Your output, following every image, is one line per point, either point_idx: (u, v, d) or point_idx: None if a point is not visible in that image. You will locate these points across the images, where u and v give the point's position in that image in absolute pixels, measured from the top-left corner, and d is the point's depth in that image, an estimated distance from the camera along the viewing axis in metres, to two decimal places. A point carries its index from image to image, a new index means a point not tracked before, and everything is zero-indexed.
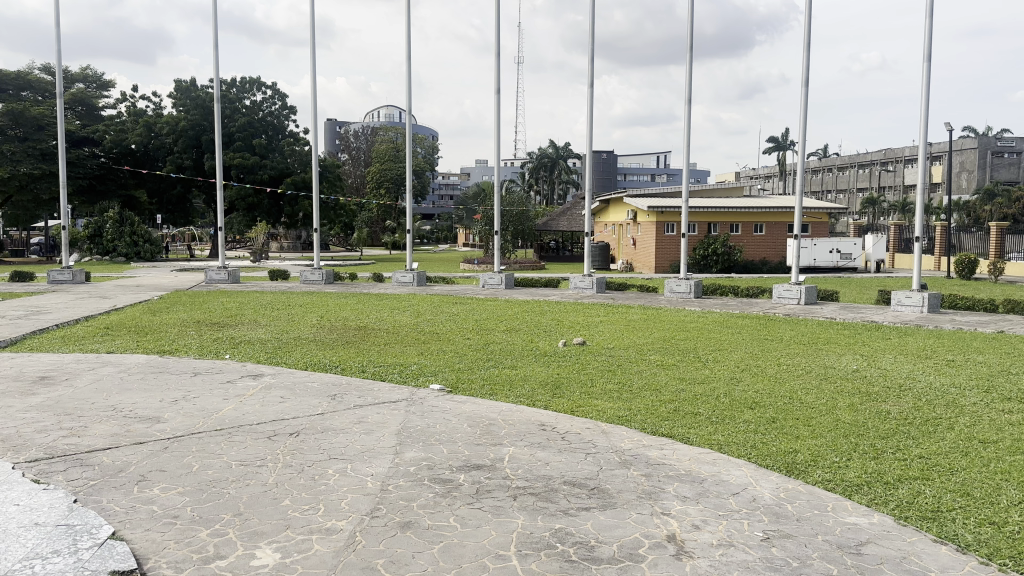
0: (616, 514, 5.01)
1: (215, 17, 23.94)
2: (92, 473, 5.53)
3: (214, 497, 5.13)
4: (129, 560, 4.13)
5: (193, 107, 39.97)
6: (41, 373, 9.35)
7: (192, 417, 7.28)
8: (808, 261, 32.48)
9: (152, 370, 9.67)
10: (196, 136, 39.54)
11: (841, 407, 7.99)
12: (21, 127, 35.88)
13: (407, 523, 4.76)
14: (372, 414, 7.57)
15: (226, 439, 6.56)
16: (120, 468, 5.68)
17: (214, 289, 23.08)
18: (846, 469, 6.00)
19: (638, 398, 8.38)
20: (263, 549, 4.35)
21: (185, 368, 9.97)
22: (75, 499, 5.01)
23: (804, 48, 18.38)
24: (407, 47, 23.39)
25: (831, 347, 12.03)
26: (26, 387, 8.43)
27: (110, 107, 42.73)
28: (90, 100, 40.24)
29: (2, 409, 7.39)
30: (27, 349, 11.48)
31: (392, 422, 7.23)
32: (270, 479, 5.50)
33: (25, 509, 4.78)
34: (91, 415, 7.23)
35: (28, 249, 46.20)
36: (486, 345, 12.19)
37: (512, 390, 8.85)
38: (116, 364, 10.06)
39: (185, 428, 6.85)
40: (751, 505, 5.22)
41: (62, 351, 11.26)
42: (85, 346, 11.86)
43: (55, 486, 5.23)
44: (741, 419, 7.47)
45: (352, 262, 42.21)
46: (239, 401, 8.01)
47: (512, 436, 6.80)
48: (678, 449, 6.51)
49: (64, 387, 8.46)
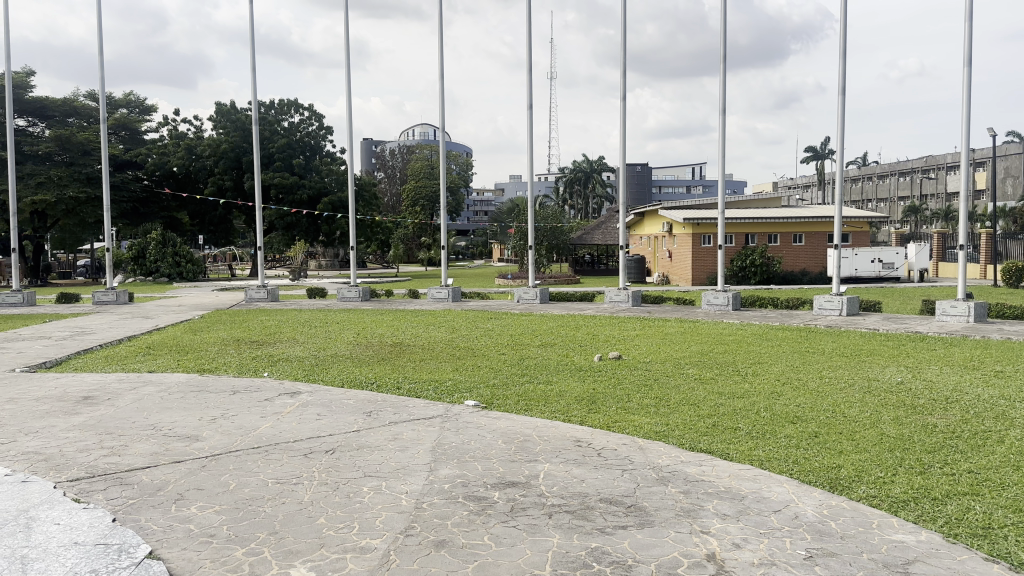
0: (654, 532, 4.92)
1: (253, 43, 24.46)
2: (132, 492, 5.59)
3: (249, 515, 5.15)
4: None
5: (234, 130, 40.73)
6: (85, 392, 9.54)
7: (230, 435, 7.36)
8: (849, 272, 31.90)
9: (192, 389, 9.80)
10: (236, 158, 40.12)
11: (886, 420, 7.77)
12: (68, 152, 36.91)
13: (442, 542, 4.73)
14: (407, 430, 7.57)
15: (262, 457, 6.61)
16: (159, 486, 5.75)
17: (254, 308, 23.39)
18: (892, 484, 5.83)
19: (675, 413, 8.26)
20: (298, 568, 4.35)
21: (225, 386, 10.08)
22: (114, 518, 5.07)
23: (840, 56, 18.15)
24: (440, 67, 23.67)
25: (875, 359, 11.74)
26: (71, 407, 8.59)
27: (152, 130, 43.75)
28: (134, 125, 41.29)
29: (47, 429, 7.55)
30: (73, 369, 11.73)
31: (427, 439, 7.23)
32: (305, 498, 5.52)
33: (66, 528, 4.85)
34: (132, 434, 7.35)
35: (75, 272, 47.43)
36: (521, 361, 12.12)
37: (547, 405, 8.78)
38: (158, 383, 10.22)
39: (224, 447, 6.92)
40: (792, 522, 5.09)
41: (106, 371, 11.47)
42: (128, 365, 12.10)
43: (95, 504, 5.31)
44: (782, 434, 7.30)
45: (389, 278, 42.63)
46: (276, 419, 8.08)
47: (547, 453, 6.74)
48: (717, 465, 6.38)
49: (106, 407, 8.61)
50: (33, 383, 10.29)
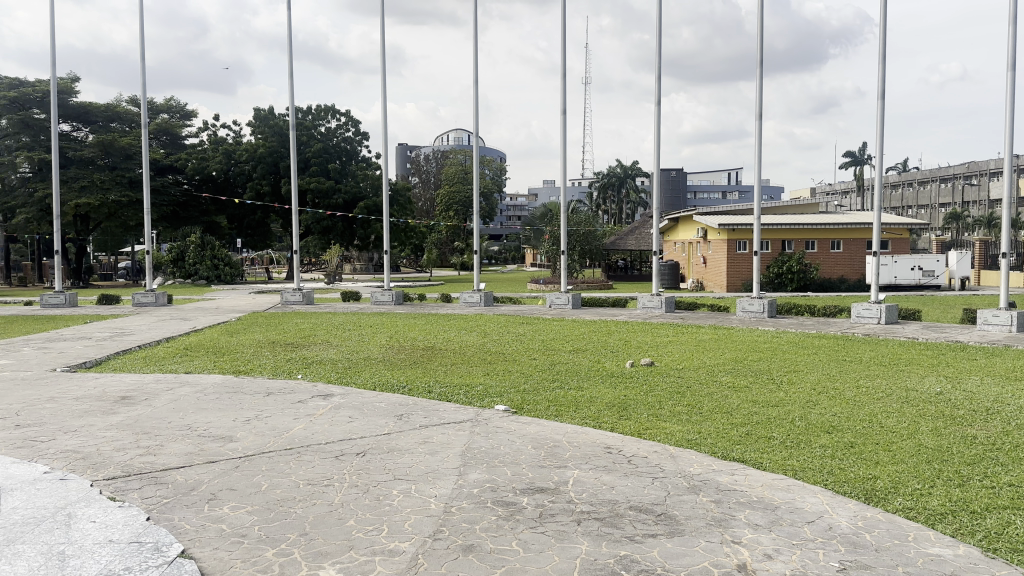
0: (684, 541, 4.87)
1: (291, 50, 24.82)
2: (166, 491, 5.69)
3: (281, 516, 5.21)
4: None
5: (271, 135, 41.29)
6: (123, 392, 9.74)
7: (263, 436, 7.45)
8: (888, 279, 31.25)
9: (227, 390, 9.95)
10: (274, 163, 40.67)
11: (924, 431, 7.60)
12: (110, 157, 37.85)
13: (470, 546, 4.73)
14: (437, 434, 7.59)
15: (295, 458, 6.69)
16: (193, 486, 5.84)
17: (289, 311, 23.67)
18: (929, 496, 5.70)
19: (708, 421, 8.16)
20: (327, 569, 4.38)
21: (259, 387, 10.22)
22: (148, 517, 5.16)
23: (880, 60, 17.85)
24: (475, 72, 23.81)
25: (913, 368, 11.50)
26: (109, 407, 8.78)
27: (193, 135, 44.63)
28: (174, 130, 42.11)
29: (86, 428, 7.72)
30: (112, 370, 11.98)
31: (457, 443, 7.25)
32: (336, 499, 5.56)
33: (101, 526, 4.95)
34: (167, 434, 7.48)
35: (116, 274, 48.48)
36: (552, 366, 12.09)
37: (577, 411, 8.75)
38: (193, 384, 10.40)
39: (257, 447, 7.01)
40: (826, 534, 5.00)
41: (144, 371, 11.69)
42: (165, 366, 12.32)
43: (130, 503, 5.41)
44: (817, 444, 7.18)
45: (422, 283, 42.74)
46: (309, 421, 8.16)
47: (576, 459, 6.71)
48: (750, 474, 6.30)
49: (143, 407, 8.78)
50: (74, 382, 10.54)
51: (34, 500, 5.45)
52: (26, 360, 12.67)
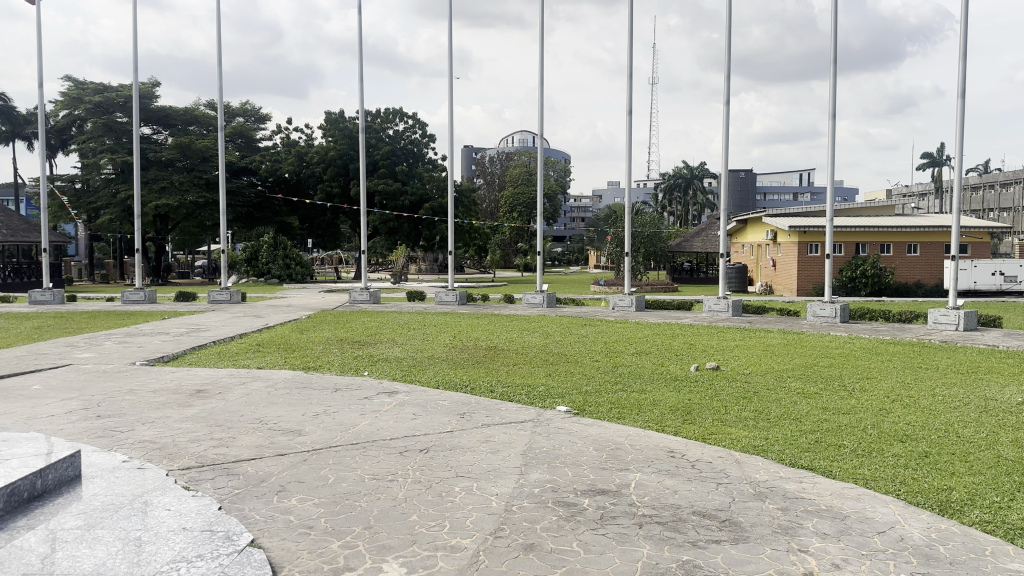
0: (748, 548, 4.79)
1: (361, 55, 25.31)
2: (237, 482, 5.89)
3: (347, 509, 5.33)
4: (265, 568, 4.35)
5: (341, 137, 42.16)
6: (199, 385, 10.11)
7: (331, 431, 7.63)
8: (968, 284, 29.99)
9: (296, 386, 10.23)
10: (343, 165, 41.48)
11: (1005, 442, 7.27)
12: (189, 159, 39.29)
13: (530, 546, 4.75)
14: (499, 433, 7.64)
15: (360, 453, 6.83)
16: (262, 478, 6.02)
17: (356, 310, 24.15)
18: (1009, 510, 5.45)
19: (774, 428, 7.98)
20: (390, 563, 4.46)
21: (327, 383, 10.47)
22: (220, 506, 5.35)
23: (961, 57, 17.17)
24: (540, 74, 23.85)
25: (994, 377, 11.01)
26: (185, 399, 9.13)
27: (267, 138, 45.94)
28: (249, 133, 43.45)
29: (163, 419, 8.05)
30: (189, 364, 12.45)
31: (519, 442, 7.28)
32: (400, 494, 5.66)
33: (175, 514, 5.15)
34: (240, 426, 7.74)
35: (193, 272, 50.32)
36: (615, 369, 12.01)
37: (640, 414, 8.68)
38: (265, 379, 10.73)
39: (325, 442, 7.19)
40: (897, 545, 4.84)
41: (218, 366, 12.12)
42: (239, 361, 12.74)
43: (203, 493, 5.62)
44: (889, 453, 6.95)
45: (486, 283, 43.06)
46: (374, 417, 8.32)
47: (639, 462, 6.66)
48: (818, 482, 6.14)
49: (217, 400, 9.10)
50: (153, 375, 11.00)
51: (114, 487, 5.71)
52: (109, 354, 13.27)
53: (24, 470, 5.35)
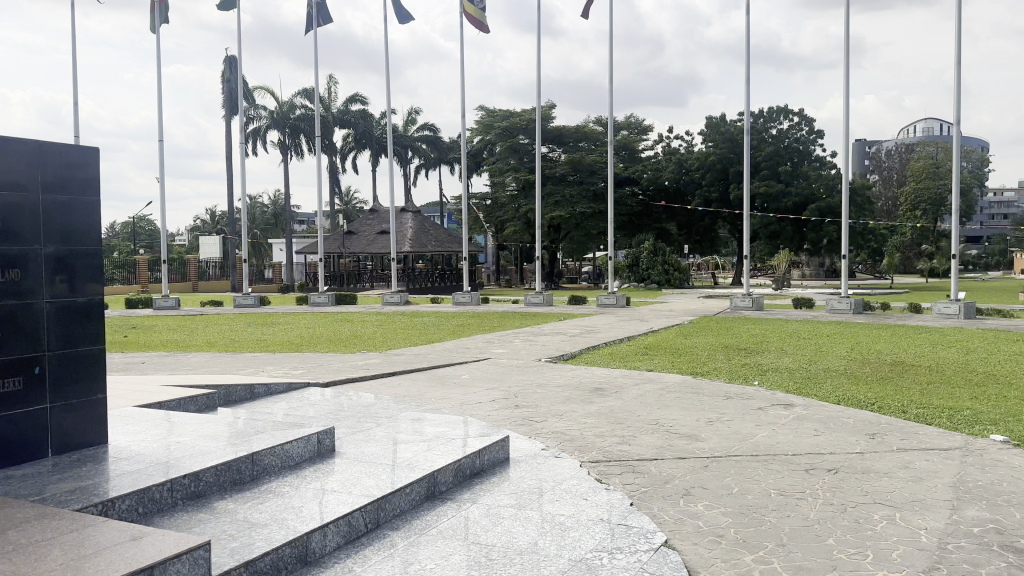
0: None
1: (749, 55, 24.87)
2: (644, 481, 6.07)
3: (756, 522, 5.15)
4: (682, 570, 4.40)
5: (724, 140, 41.97)
6: (598, 384, 10.76)
7: (728, 439, 7.50)
8: None
9: (688, 390, 10.31)
10: (723, 168, 41.48)
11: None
12: (579, 172, 42.32)
13: None
14: (920, 460, 6.77)
15: (762, 465, 6.58)
16: (667, 479, 6.12)
17: (743, 316, 23.66)
18: None
19: None
20: None
21: (718, 390, 10.38)
22: (631, 503, 5.57)
23: None
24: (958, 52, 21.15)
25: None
26: (587, 396, 9.77)
27: (650, 147, 47.43)
28: (635, 144, 45.36)
29: (570, 413, 8.69)
30: (587, 363, 13.34)
31: (946, 472, 6.36)
32: (811, 514, 5.31)
33: (593, 504, 5.49)
34: (638, 425, 8.02)
35: (583, 276, 54.20)
36: None
37: None
38: (658, 381, 11.03)
39: (723, 449, 7.07)
40: None
41: (613, 366, 12.78)
42: (631, 363, 13.30)
43: (614, 488, 5.90)
44: None
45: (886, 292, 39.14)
46: (772, 429, 7.99)
47: None
48: None
49: (615, 399, 9.57)
50: (557, 371, 12.00)
51: (537, 473, 6.29)
52: (520, 351, 14.84)
53: (467, 451, 6.19)
